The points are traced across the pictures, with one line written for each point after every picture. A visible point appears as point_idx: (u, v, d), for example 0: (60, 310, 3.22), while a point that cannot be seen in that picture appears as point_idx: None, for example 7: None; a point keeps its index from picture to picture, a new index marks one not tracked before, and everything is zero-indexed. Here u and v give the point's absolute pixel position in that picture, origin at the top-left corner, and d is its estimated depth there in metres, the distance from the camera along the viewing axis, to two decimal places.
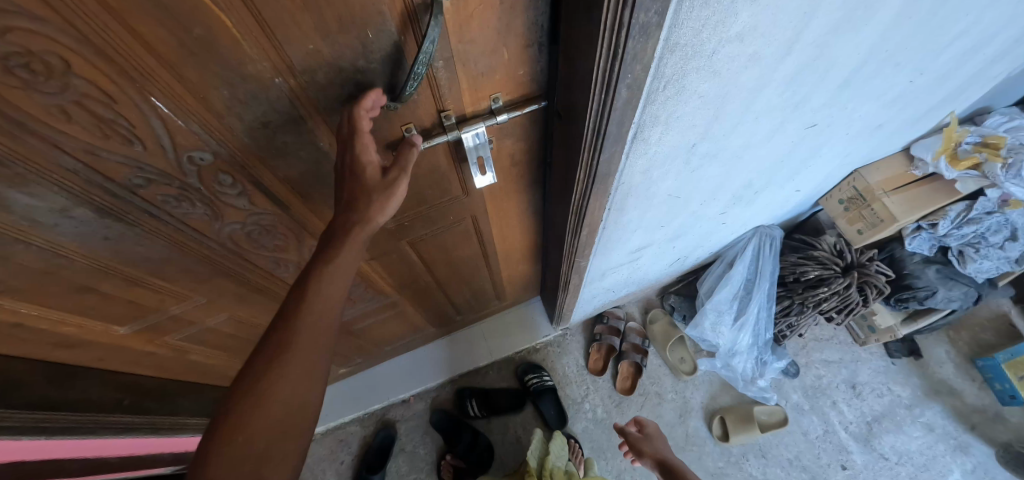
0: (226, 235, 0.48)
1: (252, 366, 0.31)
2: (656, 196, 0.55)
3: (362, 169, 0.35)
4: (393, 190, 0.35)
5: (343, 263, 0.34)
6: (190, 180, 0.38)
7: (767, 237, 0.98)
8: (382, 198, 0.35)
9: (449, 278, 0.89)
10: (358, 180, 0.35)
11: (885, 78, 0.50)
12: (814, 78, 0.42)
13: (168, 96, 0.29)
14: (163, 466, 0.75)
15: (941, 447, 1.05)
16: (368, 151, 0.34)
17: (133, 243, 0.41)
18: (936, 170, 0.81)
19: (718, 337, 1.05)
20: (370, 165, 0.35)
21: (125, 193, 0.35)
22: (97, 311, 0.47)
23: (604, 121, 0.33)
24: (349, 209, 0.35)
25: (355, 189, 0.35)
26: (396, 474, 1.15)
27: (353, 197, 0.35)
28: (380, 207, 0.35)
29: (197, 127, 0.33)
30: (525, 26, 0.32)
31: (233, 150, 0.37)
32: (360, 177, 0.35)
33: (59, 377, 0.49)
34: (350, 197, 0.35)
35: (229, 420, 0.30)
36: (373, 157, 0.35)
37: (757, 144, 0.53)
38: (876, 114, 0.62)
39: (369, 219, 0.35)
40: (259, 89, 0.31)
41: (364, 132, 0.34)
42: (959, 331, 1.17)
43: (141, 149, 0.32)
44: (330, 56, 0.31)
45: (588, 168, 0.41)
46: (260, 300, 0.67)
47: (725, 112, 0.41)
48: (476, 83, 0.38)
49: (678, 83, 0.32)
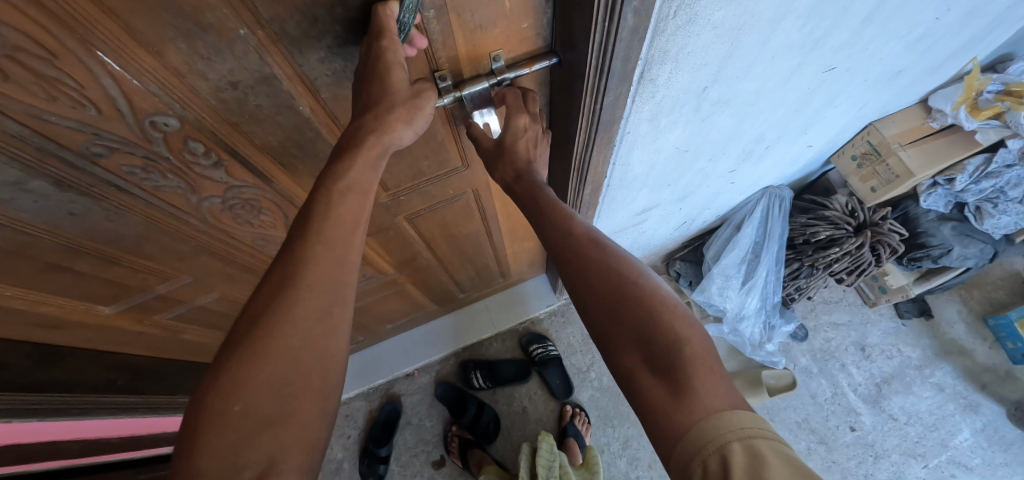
0: (206, 210, 0.46)
1: (248, 322, 0.28)
2: (662, 149, 0.52)
3: (387, 70, 0.29)
4: (422, 105, 0.35)
5: (344, 215, 0.32)
6: (156, 147, 0.35)
7: (776, 197, 0.95)
8: (410, 108, 0.33)
9: (450, 254, 0.86)
10: (384, 87, 0.30)
11: (912, 13, 0.46)
12: (837, 11, 0.39)
13: (117, 49, 0.26)
14: (168, 444, 0.77)
15: (951, 406, 1.05)
16: (403, 53, 0.30)
17: (102, 218, 0.39)
18: (955, 122, 0.77)
19: (725, 301, 1.02)
20: (399, 68, 0.30)
21: (85, 164, 0.33)
22: (74, 289, 0.47)
23: (607, 56, 0.31)
24: (368, 117, 0.32)
25: (375, 96, 0.31)
26: (402, 446, 1.16)
27: (371, 102, 0.31)
28: (406, 120, 0.34)
29: (156, 87, 0.30)
30: None
31: (202, 116, 0.34)
32: (391, 80, 0.30)
33: (48, 358, 0.51)
34: (369, 100, 0.31)
35: (209, 417, 0.25)
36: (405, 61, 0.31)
37: (772, 89, 0.50)
38: (898, 57, 0.57)
39: (389, 132, 0.33)
40: (224, 43, 0.28)
41: (396, 34, 0.29)
42: (972, 290, 1.14)
43: (93, 112, 0.30)
44: (300, 2, 0.27)
45: (589, 115, 0.39)
46: (251, 279, 0.66)
47: (737, 50, 0.38)
48: (473, 37, 0.35)
49: (690, 10, 0.30)
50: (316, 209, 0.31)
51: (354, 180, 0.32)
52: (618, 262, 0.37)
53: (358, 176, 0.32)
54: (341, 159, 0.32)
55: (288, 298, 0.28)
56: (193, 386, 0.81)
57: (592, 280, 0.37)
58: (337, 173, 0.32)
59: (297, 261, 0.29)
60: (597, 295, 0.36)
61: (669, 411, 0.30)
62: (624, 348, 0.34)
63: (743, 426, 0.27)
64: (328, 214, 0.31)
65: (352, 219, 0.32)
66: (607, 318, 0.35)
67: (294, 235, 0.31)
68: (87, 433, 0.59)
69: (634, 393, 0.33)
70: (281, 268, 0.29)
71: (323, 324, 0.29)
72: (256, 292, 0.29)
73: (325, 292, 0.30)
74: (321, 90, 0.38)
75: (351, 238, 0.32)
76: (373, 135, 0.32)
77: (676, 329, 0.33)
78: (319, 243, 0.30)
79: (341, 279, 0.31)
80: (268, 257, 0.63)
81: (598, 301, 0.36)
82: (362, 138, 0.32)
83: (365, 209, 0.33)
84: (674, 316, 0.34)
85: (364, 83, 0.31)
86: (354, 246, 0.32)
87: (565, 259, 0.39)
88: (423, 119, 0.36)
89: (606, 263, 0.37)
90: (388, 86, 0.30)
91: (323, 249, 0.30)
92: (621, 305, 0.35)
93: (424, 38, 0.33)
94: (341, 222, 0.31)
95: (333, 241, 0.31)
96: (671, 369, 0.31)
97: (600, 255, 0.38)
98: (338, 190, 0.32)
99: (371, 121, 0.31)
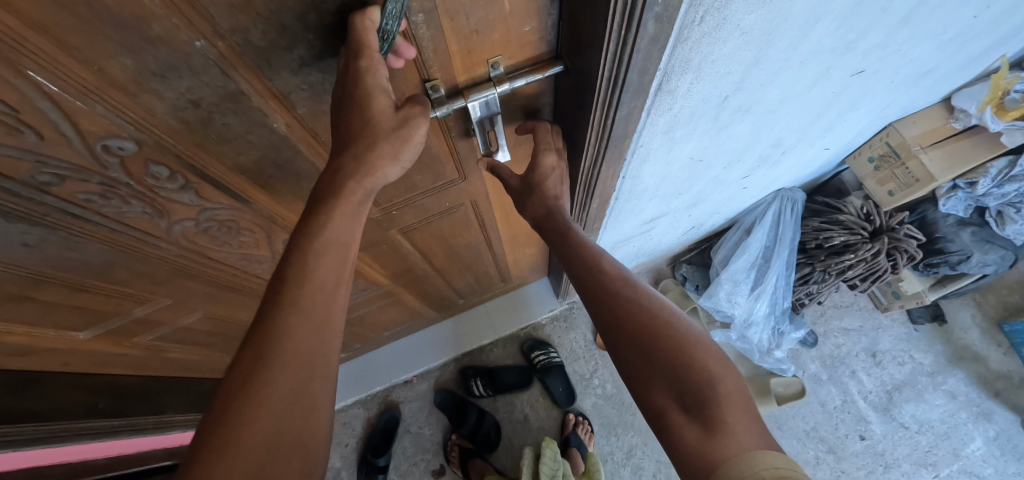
0: (178, 233, 0.42)
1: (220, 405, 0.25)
2: (675, 160, 0.48)
3: (368, 99, 0.27)
4: (410, 135, 0.31)
5: (325, 272, 0.29)
6: (114, 173, 0.31)
7: (788, 200, 0.91)
8: (395, 142, 0.30)
9: (448, 264, 0.83)
10: (364, 115, 0.27)
11: (950, 13, 0.42)
12: (875, 11, 0.35)
13: (51, 69, 0.22)
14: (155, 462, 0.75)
15: (963, 414, 1.02)
16: (383, 77, 0.27)
17: (62, 248, 0.36)
18: (979, 123, 0.72)
19: (733, 307, 0.98)
20: (380, 95, 0.27)
21: (33, 193, 0.29)
22: (43, 318, 0.43)
23: (621, 67, 0.28)
24: (346, 157, 0.29)
25: (353, 130, 0.28)
26: (401, 455, 1.14)
27: (351, 138, 0.28)
28: (392, 155, 0.31)
29: (104, 109, 0.26)
30: None
31: (162, 137, 0.30)
32: (371, 106, 0.27)
33: (20, 387, 0.48)
34: (348, 131, 0.28)
35: None
36: (386, 84, 0.28)
37: (796, 95, 0.46)
38: (928, 57, 0.53)
39: (372, 172, 0.31)
40: (178, 57, 0.24)
41: (376, 48, 0.25)
42: (987, 294, 1.11)
43: (34, 137, 0.26)
44: (265, 8, 0.23)
45: (599, 130, 0.36)
46: (236, 297, 0.62)
47: (764, 57, 0.34)
48: (468, 43, 0.31)
49: (719, 15, 0.26)
50: (294, 268, 0.29)
51: (335, 233, 0.30)
52: (647, 299, 0.38)
53: (338, 229, 0.30)
54: (319, 212, 0.30)
55: (265, 372, 0.25)
56: (181, 402, 0.78)
57: (623, 317, 0.37)
58: (316, 229, 0.29)
59: (271, 335, 0.26)
60: (628, 334, 0.37)
61: (705, 449, 0.30)
62: (656, 384, 0.34)
63: (779, 464, 0.28)
64: (305, 278, 0.28)
65: (334, 276, 0.30)
66: (641, 360, 0.35)
67: (269, 303, 0.28)
68: (70, 457, 0.57)
69: (665, 432, 0.33)
70: (253, 346, 0.27)
71: (303, 404, 0.26)
72: (227, 372, 0.26)
73: (303, 366, 0.27)
74: (297, 106, 0.33)
75: (332, 301, 0.30)
76: (353, 179, 0.30)
77: (708, 369, 0.33)
78: (294, 313, 0.27)
79: (322, 350, 0.28)
80: (252, 276, 0.59)
81: (634, 342, 0.36)
82: (341, 184, 0.30)
83: (347, 265, 0.31)
84: (708, 356, 0.34)
85: (341, 111, 0.28)
86: (335, 310, 0.30)
87: (595, 299, 0.40)
88: (412, 151, 0.32)
89: (639, 301, 0.38)
90: (370, 115, 0.28)
91: (299, 318, 0.28)
92: (654, 348, 0.35)
93: (413, 47, 0.29)
94: (321, 283, 0.29)
95: (316, 302, 0.29)
96: (705, 408, 0.32)
97: (633, 292, 0.39)
98: (315, 247, 0.29)
99: (350, 161, 0.29)
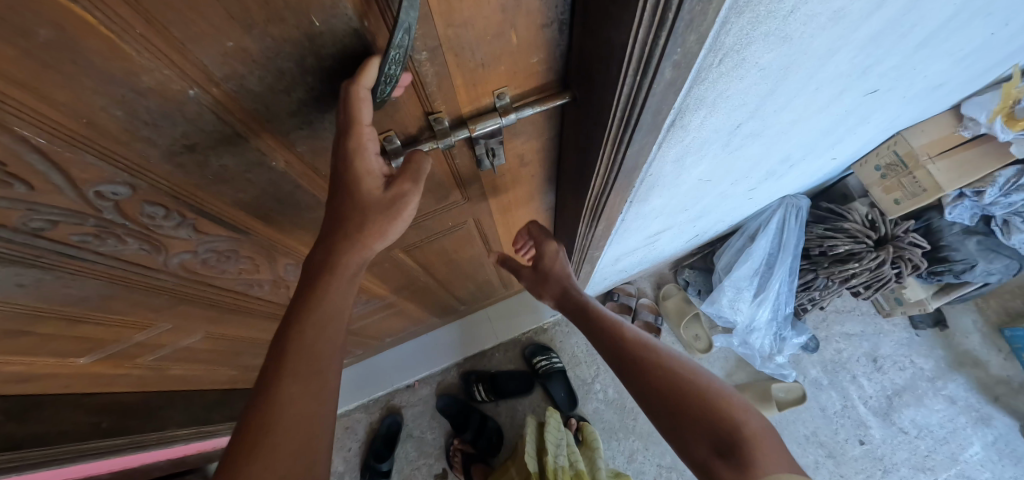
0: (177, 265, 0.41)
1: (242, 426, 0.29)
2: (685, 182, 0.48)
3: (360, 176, 0.30)
4: (400, 211, 0.34)
5: (330, 305, 0.34)
6: (109, 214, 0.30)
7: (793, 207, 0.89)
8: (388, 216, 0.33)
9: (450, 275, 0.82)
10: (356, 191, 0.31)
11: (969, 32, 0.41)
12: (895, 37, 0.34)
13: (39, 125, 0.21)
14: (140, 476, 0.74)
15: (962, 419, 1.03)
16: (371, 157, 0.30)
17: (58, 285, 0.34)
18: (989, 131, 0.70)
19: (735, 314, 1.00)
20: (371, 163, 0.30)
21: (25, 238, 0.28)
22: (40, 349, 0.42)
23: (634, 109, 0.27)
24: (346, 221, 0.33)
25: (349, 204, 0.32)
26: (404, 459, 1.15)
27: (345, 207, 0.32)
28: (383, 229, 0.34)
29: (96, 157, 0.25)
30: (540, 0, 0.24)
31: (157, 179, 0.29)
32: (361, 189, 0.31)
33: (22, 411, 0.48)
34: (343, 203, 0.32)
35: None
36: (375, 158, 0.30)
37: (809, 116, 0.45)
38: (944, 71, 0.51)
39: (368, 244, 0.34)
40: (170, 106, 0.23)
41: (366, 114, 0.26)
42: (988, 299, 1.11)
43: (25, 189, 0.25)
44: (262, 55, 0.22)
45: (609, 163, 0.35)
46: (238, 316, 0.62)
47: (781, 85, 0.33)
48: (473, 77, 0.30)
49: (738, 55, 0.25)
50: (300, 307, 0.33)
51: (339, 279, 0.34)
52: (669, 361, 0.45)
53: (336, 296, 0.34)
54: (321, 264, 0.34)
55: (275, 391, 0.30)
56: (186, 416, 0.78)
57: (654, 380, 0.44)
58: (316, 303, 0.33)
59: (271, 403, 0.30)
60: (659, 398, 0.43)
61: None
62: (694, 438, 0.39)
63: None
64: (309, 314, 0.33)
65: (336, 309, 0.34)
66: (672, 419, 0.41)
67: (269, 370, 0.31)
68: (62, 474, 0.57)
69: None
70: (260, 400, 0.30)
71: (308, 427, 0.30)
72: (246, 400, 0.31)
73: (310, 384, 0.31)
74: (297, 144, 0.32)
75: (328, 369, 0.32)
76: (352, 242, 0.33)
77: (731, 413, 0.39)
78: (295, 382, 0.31)
79: (320, 411, 0.31)
80: (253, 297, 0.59)
81: (660, 400, 0.42)
82: (339, 260, 0.34)
83: (344, 307, 0.35)
84: (730, 403, 0.40)
85: (334, 186, 0.31)
86: (329, 373, 0.32)
87: (623, 366, 0.47)
88: (403, 224, 0.36)
89: (664, 366, 0.45)
90: (362, 190, 0.31)
91: (300, 381, 0.31)
92: (685, 402, 0.41)
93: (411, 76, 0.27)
94: (325, 316, 0.33)
95: (319, 333, 0.33)
96: (735, 451, 0.37)
97: (659, 358, 0.46)
98: (312, 319, 0.33)
99: (346, 228, 0.33)
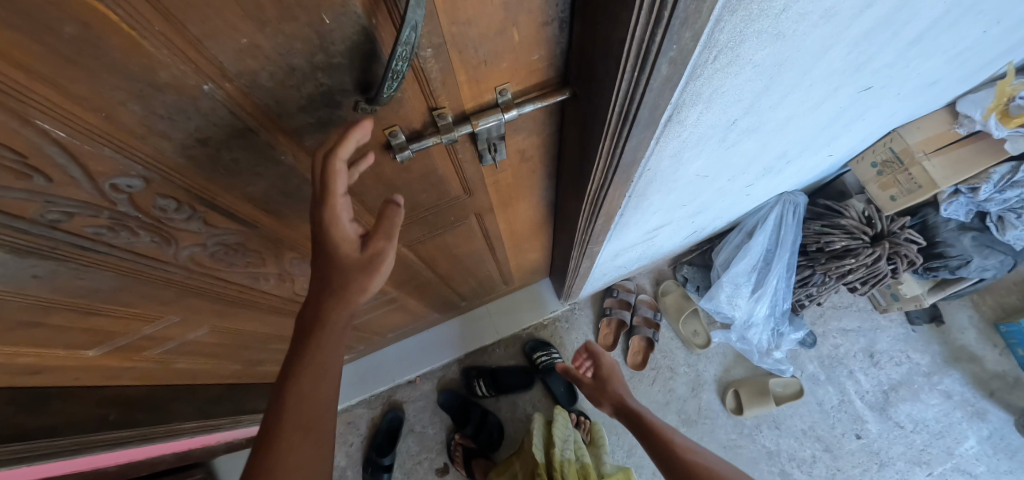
0: (186, 258, 0.42)
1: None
2: (682, 178, 0.49)
3: (337, 237, 0.32)
4: (378, 266, 0.33)
5: (324, 359, 0.33)
6: (122, 207, 0.31)
7: (791, 204, 0.90)
8: (368, 271, 0.33)
9: (451, 271, 0.83)
10: (336, 250, 0.32)
11: (961, 30, 0.42)
12: (886, 34, 0.35)
13: (61, 119, 0.22)
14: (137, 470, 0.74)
15: (958, 414, 1.05)
16: (346, 224, 0.32)
17: (71, 277, 0.35)
18: (985, 129, 0.71)
19: (734, 309, 0.99)
20: (346, 226, 0.32)
21: (43, 230, 0.29)
22: (51, 341, 0.43)
23: (633, 104, 0.28)
24: (332, 278, 0.33)
25: (332, 263, 0.33)
26: (406, 454, 1.16)
27: (331, 264, 0.33)
28: (366, 282, 0.33)
29: (112, 150, 0.26)
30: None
31: (170, 173, 0.30)
32: (339, 254, 0.33)
33: (32, 402, 0.49)
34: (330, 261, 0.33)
35: None
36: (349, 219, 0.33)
37: (804, 112, 0.46)
38: (937, 69, 0.52)
39: (356, 297, 0.33)
40: (186, 101, 0.24)
41: (337, 181, 0.30)
42: (984, 295, 1.12)
43: (44, 181, 0.25)
44: (274, 52, 0.23)
45: (608, 158, 0.36)
46: (244, 310, 0.63)
47: (776, 82, 0.34)
48: (476, 73, 0.31)
49: (732, 52, 0.26)
50: (295, 361, 0.33)
51: (332, 332, 0.34)
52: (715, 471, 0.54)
53: (329, 349, 0.33)
54: (313, 318, 0.34)
55: (273, 452, 0.29)
56: (191, 410, 0.79)
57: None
58: (309, 357, 0.33)
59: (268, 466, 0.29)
60: None
61: None
62: None
63: None
64: (303, 368, 0.32)
65: (331, 362, 0.33)
66: None
67: (266, 434, 0.30)
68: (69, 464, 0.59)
69: None
70: (257, 463, 0.29)
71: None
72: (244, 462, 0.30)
73: (307, 440, 0.31)
74: (305, 138, 0.33)
75: (325, 422, 0.32)
76: (341, 296, 0.33)
77: None
78: (292, 439, 0.30)
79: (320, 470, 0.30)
80: (258, 291, 0.60)
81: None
82: (327, 319, 0.33)
83: (338, 358, 0.34)
84: None
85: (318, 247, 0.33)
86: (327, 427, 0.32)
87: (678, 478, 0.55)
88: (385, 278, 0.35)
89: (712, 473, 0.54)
90: (340, 247, 0.32)
91: (298, 438, 0.30)
92: None
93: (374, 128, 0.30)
94: (321, 370, 0.33)
95: (314, 388, 0.32)
96: None
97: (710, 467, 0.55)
98: (307, 378, 0.32)
99: (333, 282, 0.33)
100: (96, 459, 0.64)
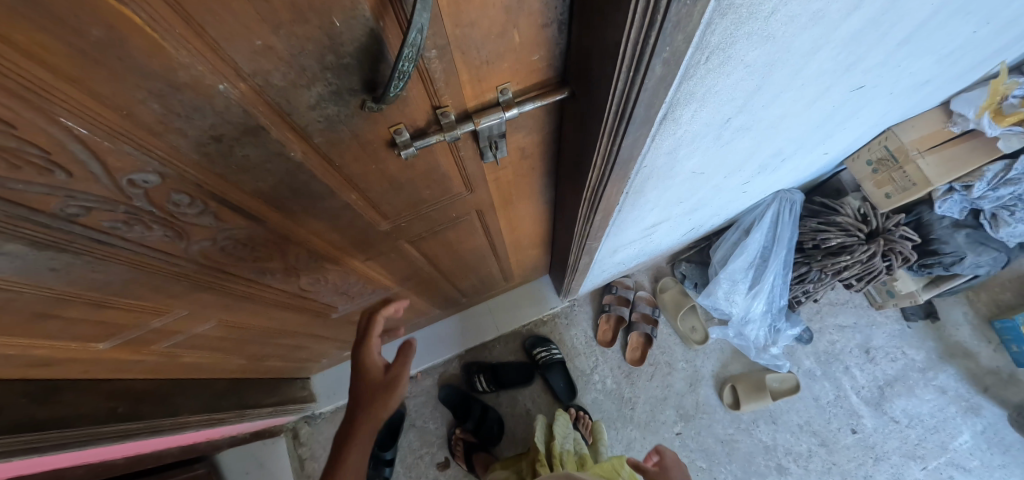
0: (196, 252, 0.44)
1: None
2: (679, 175, 0.50)
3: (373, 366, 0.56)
4: (395, 385, 0.54)
5: (354, 446, 0.50)
6: (137, 202, 0.32)
7: (787, 202, 0.92)
8: (387, 387, 0.54)
9: (452, 267, 0.85)
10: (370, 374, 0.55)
11: (951, 30, 0.43)
12: (875, 35, 0.36)
13: (84, 116, 0.23)
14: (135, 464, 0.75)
15: (953, 409, 1.06)
16: (377, 356, 0.57)
17: (87, 271, 0.37)
18: (978, 127, 0.72)
19: (731, 305, 1.02)
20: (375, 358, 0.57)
21: (62, 224, 0.30)
22: (65, 333, 0.44)
23: (629, 103, 0.29)
24: (367, 392, 0.54)
25: (368, 383, 0.54)
26: (408, 449, 1.18)
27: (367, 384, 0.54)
28: (386, 394, 0.54)
29: (130, 146, 0.27)
30: (541, 2, 0.26)
31: (184, 169, 0.31)
32: (373, 377, 0.55)
33: (44, 394, 0.50)
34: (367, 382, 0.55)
35: None
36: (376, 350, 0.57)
37: (797, 111, 0.47)
38: (928, 69, 0.54)
39: (381, 402, 0.53)
40: (202, 100, 0.25)
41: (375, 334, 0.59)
42: (979, 292, 1.13)
43: (65, 177, 0.26)
44: (287, 53, 0.25)
45: (605, 155, 0.37)
46: (250, 305, 0.64)
47: (768, 81, 0.35)
48: (479, 73, 0.32)
49: (724, 53, 0.27)
50: (340, 444, 0.51)
51: (362, 425, 0.52)
52: None
53: (360, 443, 0.51)
54: (352, 421, 0.52)
55: None
56: (197, 404, 0.80)
57: None
58: (346, 446, 0.51)
59: None
60: None
61: None
62: None
63: None
64: (343, 446, 0.50)
65: (360, 451, 0.51)
66: None
67: None
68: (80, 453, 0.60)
69: None
70: None
71: None
72: None
73: None
74: (313, 136, 0.34)
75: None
76: (369, 400, 0.53)
77: None
78: None
79: None
80: (264, 286, 0.61)
81: None
82: (358, 427, 0.51)
83: (364, 444, 0.51)
84: None
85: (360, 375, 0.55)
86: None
87: None
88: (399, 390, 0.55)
89: None
90: (370, 374, 0.56)
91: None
92: None
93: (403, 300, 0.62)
94: (354, 451, 0.50)
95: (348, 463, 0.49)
96: None
97: None
98: (347, 457, 0.50)
99: (368, 396, 0.53)
100: (105, 450, 0.66)
